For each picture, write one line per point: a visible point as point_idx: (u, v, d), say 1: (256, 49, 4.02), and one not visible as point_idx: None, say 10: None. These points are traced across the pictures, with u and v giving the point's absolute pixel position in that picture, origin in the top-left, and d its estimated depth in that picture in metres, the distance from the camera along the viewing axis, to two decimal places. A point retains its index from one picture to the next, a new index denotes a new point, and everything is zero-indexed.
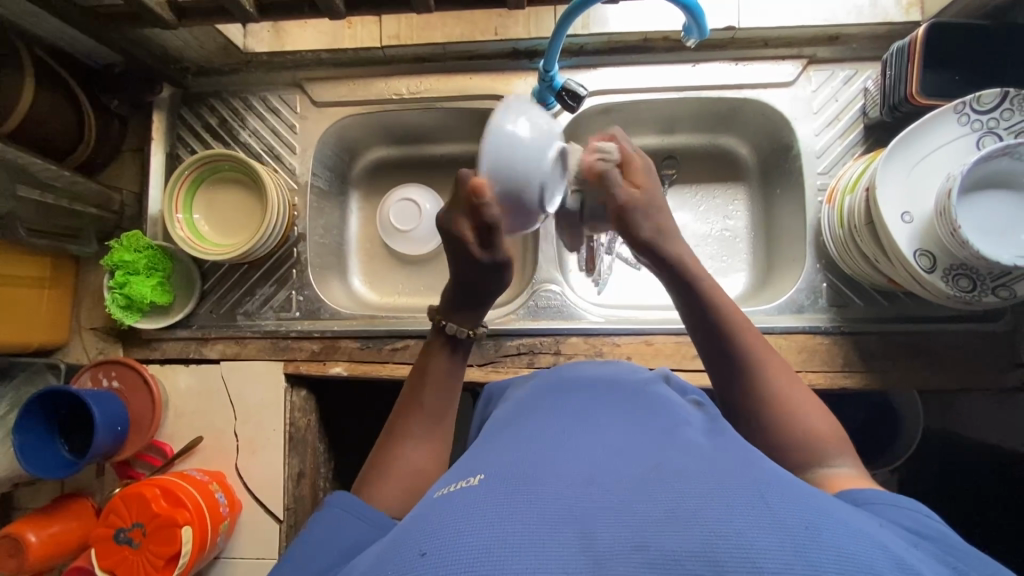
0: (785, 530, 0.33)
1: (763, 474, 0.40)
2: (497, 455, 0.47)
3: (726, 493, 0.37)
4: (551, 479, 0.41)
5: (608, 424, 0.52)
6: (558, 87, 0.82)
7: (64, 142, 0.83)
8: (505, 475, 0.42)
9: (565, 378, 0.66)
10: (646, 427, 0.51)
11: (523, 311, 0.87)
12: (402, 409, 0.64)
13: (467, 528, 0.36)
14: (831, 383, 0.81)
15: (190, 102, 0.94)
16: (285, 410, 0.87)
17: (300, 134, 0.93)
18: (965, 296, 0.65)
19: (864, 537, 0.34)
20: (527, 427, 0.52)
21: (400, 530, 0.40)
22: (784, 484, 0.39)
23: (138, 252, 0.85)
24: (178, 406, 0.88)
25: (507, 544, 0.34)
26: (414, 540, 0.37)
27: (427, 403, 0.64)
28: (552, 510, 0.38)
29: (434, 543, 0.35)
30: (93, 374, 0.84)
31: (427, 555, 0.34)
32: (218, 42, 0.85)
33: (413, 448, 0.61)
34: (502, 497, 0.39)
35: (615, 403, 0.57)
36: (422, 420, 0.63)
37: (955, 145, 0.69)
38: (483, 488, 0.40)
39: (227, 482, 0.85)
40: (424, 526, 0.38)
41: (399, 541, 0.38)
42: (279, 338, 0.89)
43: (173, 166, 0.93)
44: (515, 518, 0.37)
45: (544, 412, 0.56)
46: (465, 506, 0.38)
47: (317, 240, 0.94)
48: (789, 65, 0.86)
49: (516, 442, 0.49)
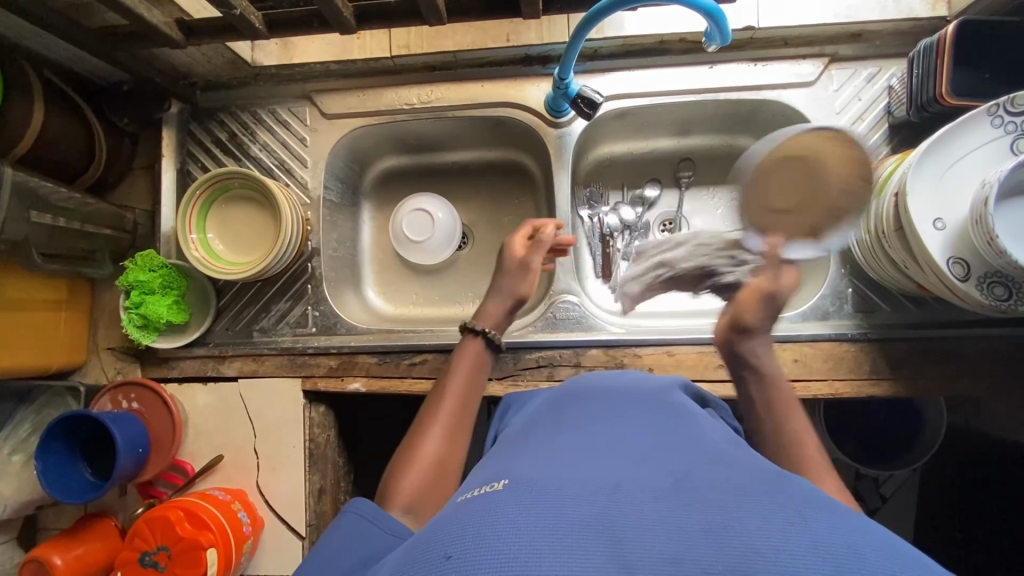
0: (824, 549, 0.32)
1: (800, 491, 0.39)
2: (522, 463, 0.46)
3: (762, 508, 0.36)
4: (577, 484, 0.41)
5: (635, 431, 0.51)
6: (574, 94, 0.80)
7: (75, 163, 0.82)
8: (529, 480, 0.42)
9: (586, 386, 0.64)
10: (670, 434, 0.50)
11: (542, 322, 0.86)
12: (433, 404, 0.66)
13: (492, 533, 0.35)
14: (858, 392, 0.79)
15: (199, 117, 0.93)
16: (305, 427, 0.86)
17: (310, 147, 0.92)
18: (1000, 305, 0.64)
19: (907, 556, 0.33)
20: (552, 437, 0.52)
21: (425, 531, 0.40)
22: (821, 504, 0.37)
23: (153, 272, 0.84)
24: (198, 424, 0.88)
25: (533, 548, 0.34)
26: (439, 541, 0.37)
27: (454, 394, 0.66)
28: (580, 512, 0.37)
29: (459, 545, 0.35)
30: (113, 396, 0.84)
31: (452, 557, 0.34)
32: (226, 56, 0.84)
33: (438, 440, 0.62)
34: (527, 499, 0.38)
35: (638, 408, 0.56)
36: (445, 410, 0.64)
37: (990, 148, 0.66)
38: (506, 492, 0.40)
39: (248, 500, 0.85)
40: (450, 528, 0.38)
41: (425, 547, 0.38)
42: (296, 354, 0.88)
43: (184, 184, 0.93)
44: (543, 522, 0.36)
45: (569, 422, 0.55)
46: (490, 507, 0.38)
47: (330, 253, 0.93)
48: (810, 64, 0.84)
49: (542, 451, 0.49)
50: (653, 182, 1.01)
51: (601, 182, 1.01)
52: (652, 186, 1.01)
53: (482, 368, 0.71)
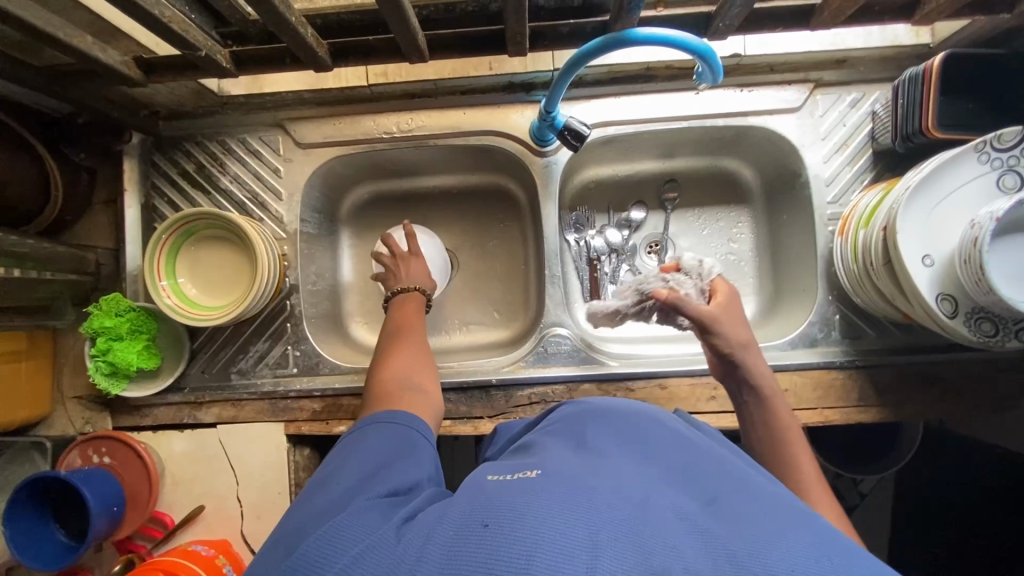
0: None
1: (836, 533, 0.38)
2: (554, 455, 0.46)
3: (800, 542, 0.35)
4: (610, 470, 0.42)
5: (664, 430, 0.51)
6: (561, 126, 0.77)
7: (29, 204, 0.77)
8: (565, 469, 0.42)
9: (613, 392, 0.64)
10: (704, 448, 0.49)
11: (532, 356, 0.85)
12: (389, 335, 0.75)
13: (527, 510, 0.36)
14: (847, 419, 0.80)
15: (163, 148, 0.88)
16: (290, 472, 0.83)
17: (285, 179, 0.87)
18: (986, 340, 0.64)
19: None
20: (587, 425, 0.51)
21: (457, 504, 0.40)
22: (857, 551, 0.36)
23: (120, 316, 0.79)
24: (176, 474, 0.84)
25: (566, 526, 0.34)
26: (476, 512, 0.38)
27: (407, 324, 0.77)
28: (615, 500, 0.37)
29: (497, 516, 0.36)
30: (82, 451, 0.80)
31: (488, 526, 0.36)
32: (191, 87, 0.79)
33: (411, 348, 0.72)
34: (563, 484, 0.39)
35: (671, 418, 0.56)
36: (404, 345, 0.72)
37: (977, 184, 0.66)
38: (543, 478, 0.40)
39: (233, 551, 0.82)
40: (486, 502, 0.39)
41: (460, 513, 0.39)
42: (277, 398, 0.85)
43: (149, 219, 0.88)
44: (580, 504, 0.36)
45: (604, 411, 0.55)
46: (525, 488, 0.39)
47: (310, 288, 0.90)
48: (795, 90, 0.83)
49: (576, 443, 0.48)
50: (638, 204, 0.99)
51: (587, 205, 0.99)
52: (637, 208, 0.99)
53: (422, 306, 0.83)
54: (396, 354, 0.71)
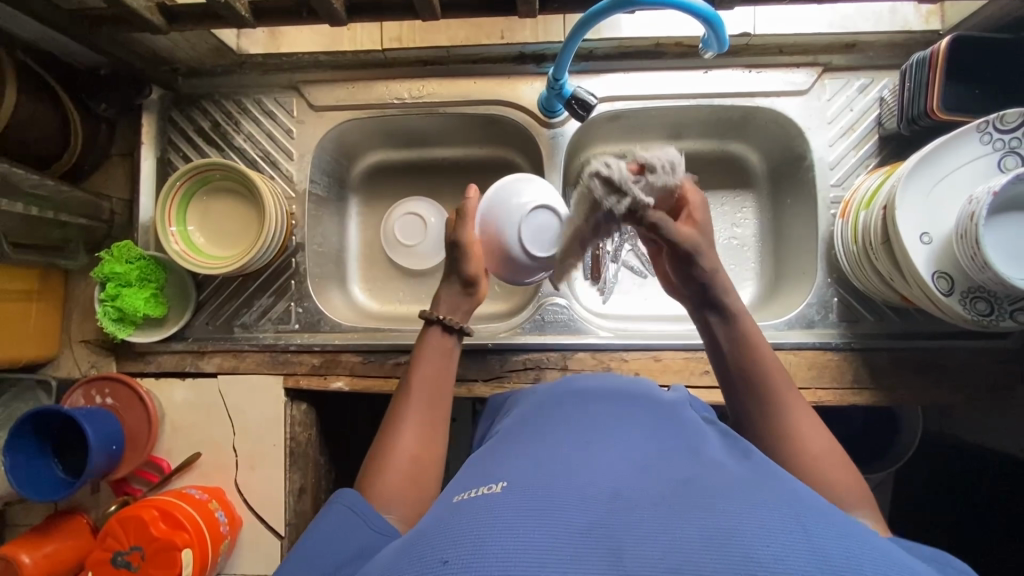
0: (820, 557, 0.33)
1: (797, 495, 0.40)
2: (515, 462, 0.46)
3: (763, 511, 0.36)
4: (575, 485, 0.41)
5: (635, 434, 0.51)
6: (568, 95, 0.79)
7: (49, 149, 0.79)
8: (527, 482, 0.42)
9: (577, 386, 0.65)
10: (668, 440, 0.50)
11: (529, 324, 0.85)
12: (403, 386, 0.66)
13: (488, 538, 0.36)
14: (840, 400, 0.80)
15: (181, 104, 0.90)
16: (286, 425, 0.85)
17: (297, 140, 0.89)
18: (981, 320, 0.64)
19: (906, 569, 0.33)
20: (547, 433, 0.52)
21: (417, 536, 0.40)
22: (816, 509, 0.38)
23: (130, 263, 0.81)
24: (175, 421, 0.86)
25: (530, 552, 0.35)
26: (435, 547, 0.37)
27: (427, 382, 0.66)
28: (576, 518, 0.37)
29: (457, 551, 0.35)
30: (86, 391, 0.82)
31: (448, 562, 0.35)
32: (210, 43, 0.81)
33: (412, 437, 0.61)
34: (525, 503, 0.39)
35: (636, 412, 0.57)
36: (415, 409, 0.64)
37: (977, 164, 0.66)
38: (505, 495, 0.40)
39: (226, 499, 0.83)
40: (446, 532, 0.38)
41: (422, 545, 0.38)
42: (278, 351, 0.87)
43: (164, 173, 0.90)
44: (542, 525, 0.37)
45: (564, 419, 0.56)
46: (488, 509, 0.39)
47: (315, 248, 0.92)
48: (803, 73, 0.84)
49: (536, 449, 0.49)
50: None
51: None
52: None
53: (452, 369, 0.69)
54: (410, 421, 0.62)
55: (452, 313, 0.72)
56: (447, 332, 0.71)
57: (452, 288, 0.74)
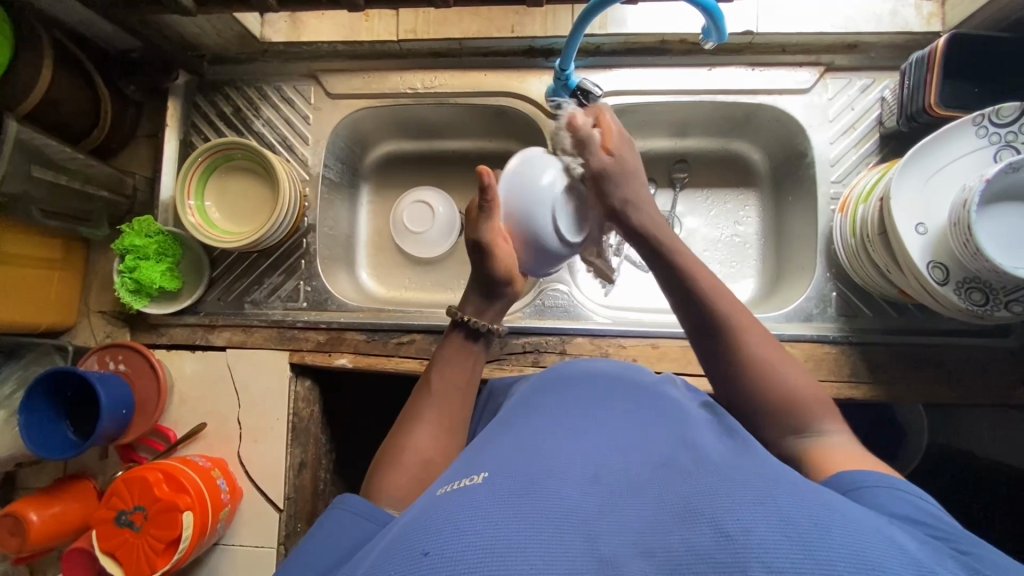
0: (792, 524, 0.33)
1: (771, 474, 0.40)
2: (497, 453, 0.46)
3: (738, 493, 0.37)
4: (557, 480, 0.40)
5: (617, 427, 0.51)
6: (574, 86, 0.81)
7: (80, 125, 0.84)
8: (508, 473, 0.41)
9: (565, 373, 0.65)
10: (650, 432, 0.50)
11: (530, 309, 0.88)
12: (423, 392, 0.65)
13: (469, 528, 0.35)
14: (837, 393, 0.80)
15: (205, 90, 0.95)
16: (289, 400, 0.87)
17: (313, 126, 0.93)
18: (977, 310, 0.65)
19: (878, 537, 0.33)
20: (529, 423, 0.52)
21: (398, 531, 0.38)
22: (791, 485, 0.38)
23: (149, 237, 0.85)
24: (183, 392, 0.88)
25: (513, 542, 0.34)
26: (416, 538, 0.35)
27: (448, 390, 0.66)
28: (556, 511, 0.37)
29: (437, 541, 0.34)
30: (100, 357, 0.85)
31: (429, 553, 0.33)
32: (235, 30, 0.86)
33: (425, 437, 0.61)
34: (507, 496, 0.38)
35: (621, 403, 0.56)
36: (434, 412, 0.63)
37: (972, 157, 0.68)
38: (487, 487, 0.39)
39: (228, 469, 0.85)
40: (426, 524, 0.36)
41: (403, 540, 0.36)
42: (285, 328, 0.89)
43: (185, 154, 0.94)
44: (520, 516, 0.36)
45: (548, 407, 0.55)
46: (469, 500, 0.38)
47: (326, 231, 0.95)
48: (806, 72, 0.86)
49: (517, 438, 0.48)
50: (648, 181, 1.02)
51: None
52: (647, 185, 1.02)
53: (475, 371, 0.68)
54: (426, 423, 0.62)
55: (477, 314, 0.69)
56: (470, 337, 0.69)
57: (483, 290, 0.68)
